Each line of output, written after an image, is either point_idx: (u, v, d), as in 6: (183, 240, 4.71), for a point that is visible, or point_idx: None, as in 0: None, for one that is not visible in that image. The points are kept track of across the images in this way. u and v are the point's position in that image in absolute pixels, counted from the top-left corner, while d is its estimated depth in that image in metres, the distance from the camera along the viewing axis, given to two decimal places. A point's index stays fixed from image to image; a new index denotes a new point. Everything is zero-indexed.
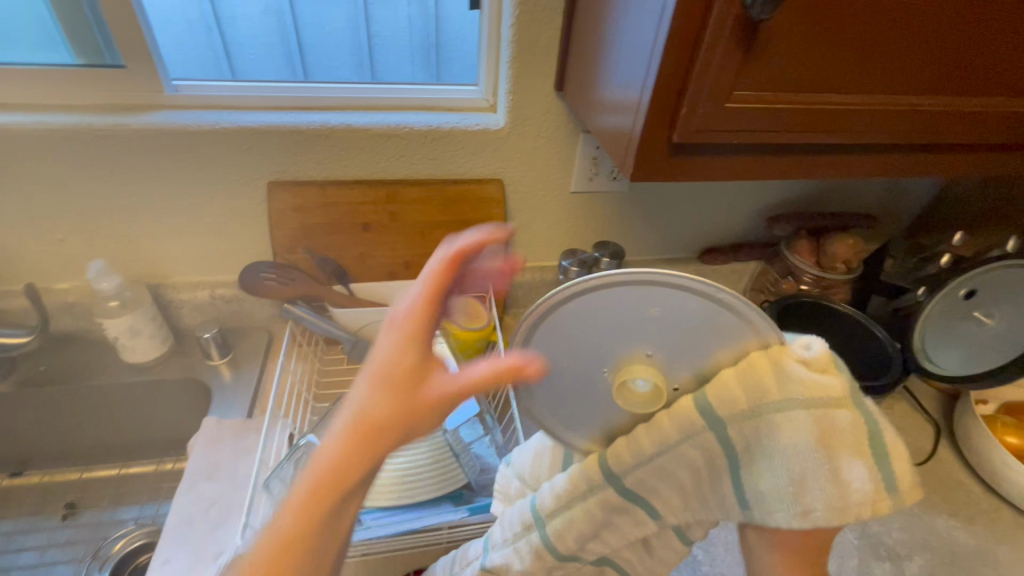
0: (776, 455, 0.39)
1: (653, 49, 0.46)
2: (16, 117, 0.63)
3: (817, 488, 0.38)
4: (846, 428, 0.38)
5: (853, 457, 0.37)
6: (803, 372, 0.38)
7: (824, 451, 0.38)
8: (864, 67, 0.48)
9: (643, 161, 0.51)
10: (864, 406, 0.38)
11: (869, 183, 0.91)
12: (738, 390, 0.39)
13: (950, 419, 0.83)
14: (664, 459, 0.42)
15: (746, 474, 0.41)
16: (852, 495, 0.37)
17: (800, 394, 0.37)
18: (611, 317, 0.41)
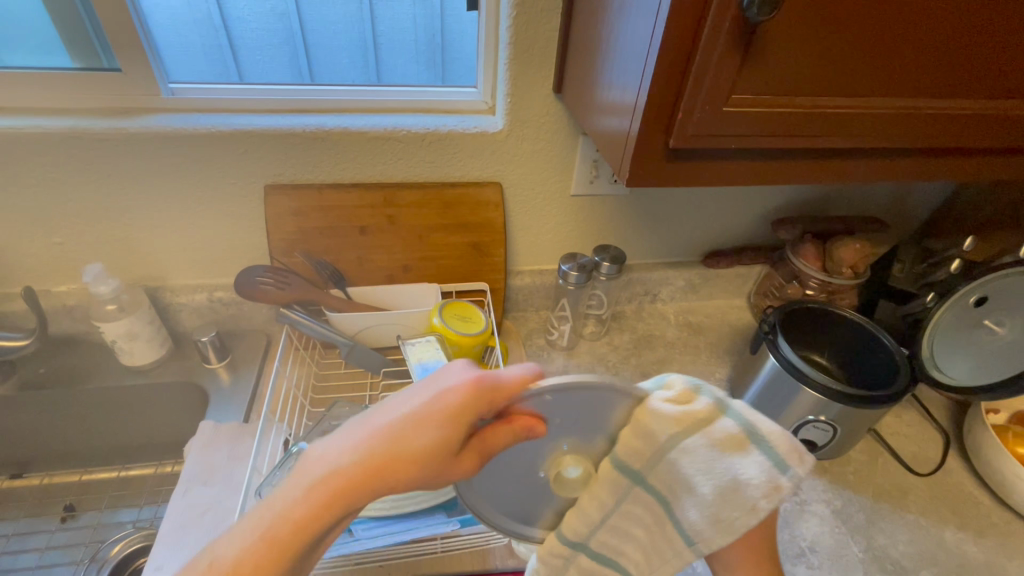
0: (694, 491, 0.42)
1: (647, 52, 0.45)
2: (13, 121, 0.63)
3: (726, 499, 0.41)
4: (726, 440, 0.40)
5: (741, 464, 0.40)
6: (665, 413, 0.40)
7: (743, 467, 0.40)
8: (868, 71, 0.47)
9: (640, 166, 0.50)
10: (730, 411, 0.41)
11: (877, 186, 0.89)
12: (641, 448, 0.41)
13: (960, 428, 0.81)
14: (614, 519, 0.46)
15: (680, 517, 0.45)
16: (755, 496, 0.40)
17: (671, 429, 0.40)
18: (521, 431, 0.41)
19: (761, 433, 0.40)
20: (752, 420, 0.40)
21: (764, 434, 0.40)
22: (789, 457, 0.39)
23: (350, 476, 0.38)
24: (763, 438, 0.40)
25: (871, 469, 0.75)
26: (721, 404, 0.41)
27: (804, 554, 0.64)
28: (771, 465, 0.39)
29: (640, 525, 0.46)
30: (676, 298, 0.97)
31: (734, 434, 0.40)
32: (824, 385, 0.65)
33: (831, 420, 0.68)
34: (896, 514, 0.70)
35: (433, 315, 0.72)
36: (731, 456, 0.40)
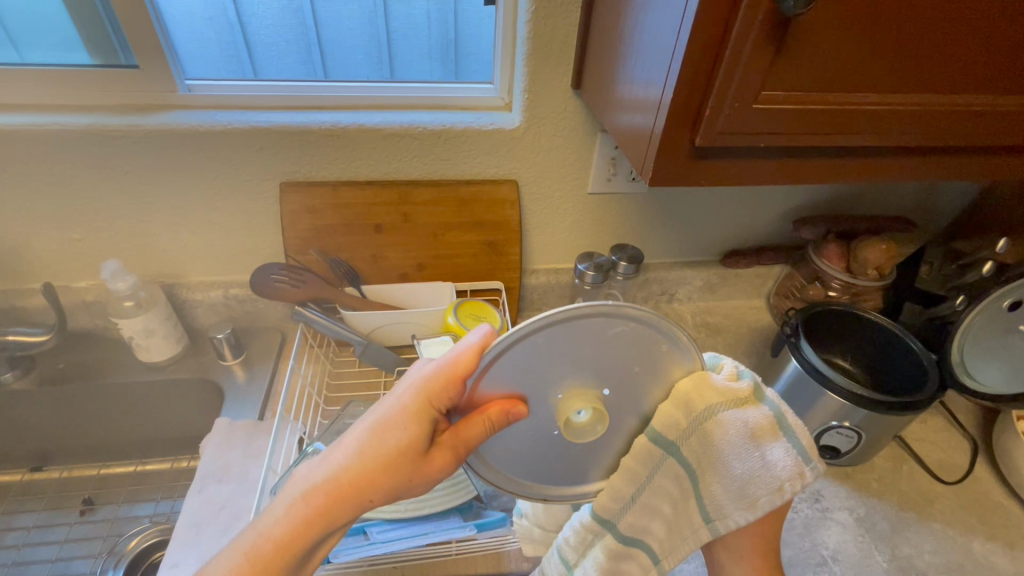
0: (727, 468, 0.45)
1: (675, 47, 0.44)
2: (32, 117, 0.63)
3: (758, 482, 0.44)
4: (763, 422, 0.44)
5: (773, 447, 0.44)
6: (719, 387, 0.42)
7: (773, 451, 0.44)
8: (906, 66, 0.45)
9: (663, 165, 0.49)
10: (766, 398, 0.45)
11: (904, 185, 0.86)
12: (678, 417, 0.42)
13: (988, 435, 0.79)
14: (646, 496, 0.46)
15: (705, 494, 0.47)
16: (780, 477, 0.44)
17: (719, 400, 0.42)
18: (547, 358, 0.38)
19: (792, 423, 0.44)
20: (784, 410, 0.45)
21: (795, 426, 0.44)
22: (813, 451, 0.44)
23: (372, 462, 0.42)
24: (794, 430, 0.44)
25: (895, 476, 0.73)
26: (758, 388, 0.45)
27: (826, 563, 0.63)
28: (798, 455, 0.44)
29: (668, 500, 0.47)
30: (694, 298, 0.95)
31: (771, 419, 0.44)
32: (850, 390, 0.63)
33: (856, 426, 0.66)
34: (922, 523, 0.68)
35: (449, 314, 0.72)
36: (768, 440, 0.44)
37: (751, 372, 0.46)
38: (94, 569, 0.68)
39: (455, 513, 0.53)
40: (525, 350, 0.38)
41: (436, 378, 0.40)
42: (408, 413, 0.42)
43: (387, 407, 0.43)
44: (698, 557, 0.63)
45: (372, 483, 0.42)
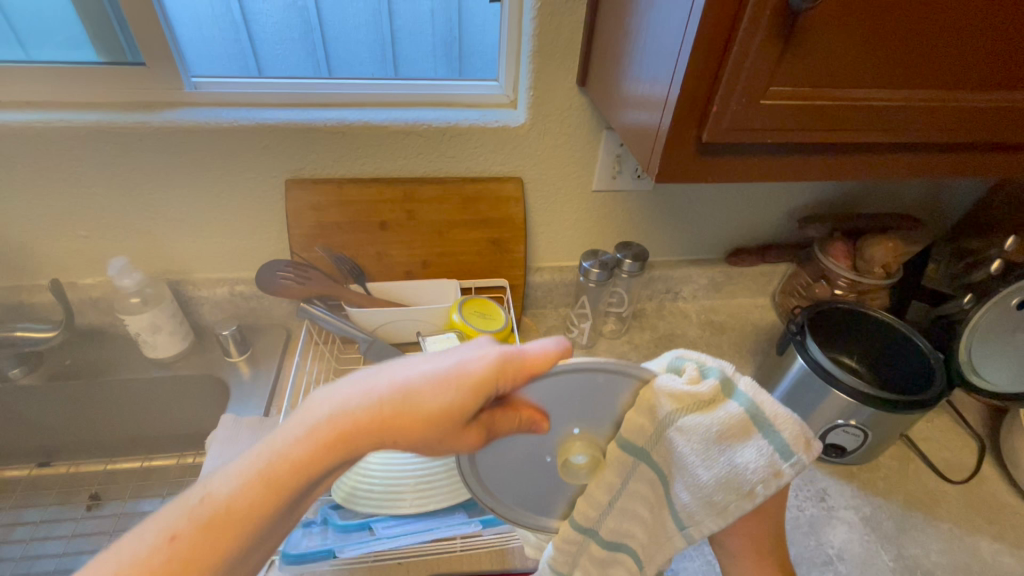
0: (692, 474, 0.41)
1: (681, 43, 0.43)
2: (40, 114, 0.63)
3: (727, 486, 0.40)
4: (728, 424, 0.39)
5: (739, 450, 0.39)
6: (666, 391, 0.40)
7: (744, 453, 0.39)
8: (916, 61, 0.44)
9: (669, 162, 0.48)
10: (736, 393, 0.40)
11: (911, 183, 0.85)
12: (644, 423, 0.41)
13: (995, 434, 0.78)
14: (623, 500, 0.45)
15: (676, 499, 0.43)
16: (749, 481, 0.39)
17: (676, 404, 0.39)
18: (566, 395, 0.42)
19: (767, 416, 0.39)
20: (759, 403, 0.39)
21: (772, 419, 0.39)
22: (796, 445, 0.38)
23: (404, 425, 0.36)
24: (769, 425, 0.39)
25: (901, 475, 0.73)
26: (727, 382, 0.40)
27: (831, 562, 0.63)
28: (774, 453, 0.38)
29: (644, 503, 0.45)
30: (698, 296, 0.95)
31: (738, 419, 0.39)
32: (856, 389, 0.63)
33: (862, 425, 0.66)
34: (928, 522, 0.68)
35: (453, 311, 0.72)
36: (737, 441, 0.39)
37: (722, 366, 0.41)
38: None
39: (460, 510, 0.53)
40: (553, 383, 0.41)
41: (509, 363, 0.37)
42: (466, 382, 0.37)
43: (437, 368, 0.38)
44: (703, 556, 0.63)
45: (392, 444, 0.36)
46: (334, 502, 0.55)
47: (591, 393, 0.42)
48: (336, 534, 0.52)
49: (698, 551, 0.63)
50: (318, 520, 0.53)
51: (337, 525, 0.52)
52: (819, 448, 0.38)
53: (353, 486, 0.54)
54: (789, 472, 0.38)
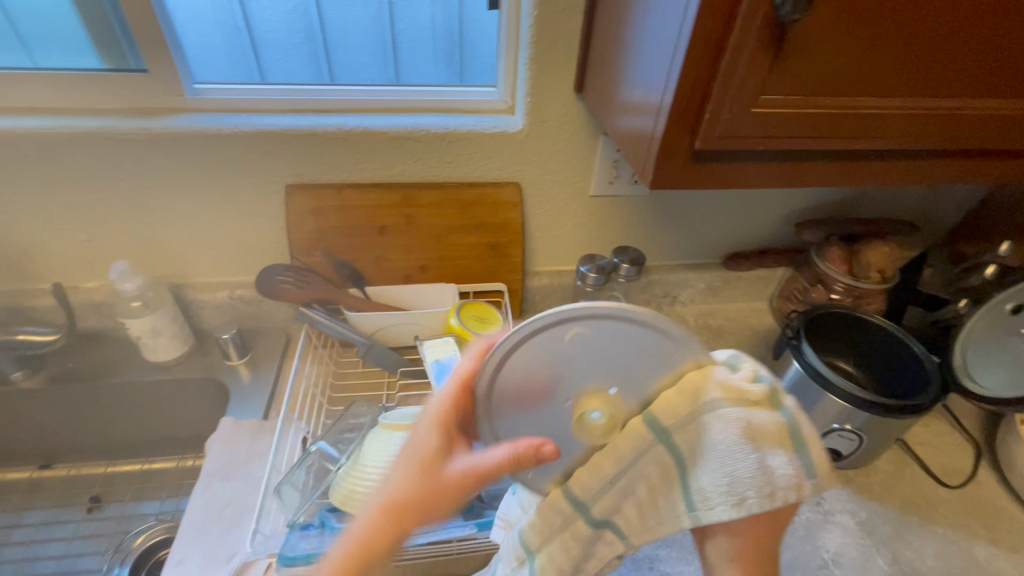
0: (720, 460, 0.42)
1: (674, 52, 0.44)
2: (44, 120, 0.64)
3: (755, 482, 0.42)
4: (765, 425, 0.42)
5: (770, 452, 0.42)
6: (721, 381, 0.42)
7: (775, 456, 0.42)
8: (905, 71, 0.45)
9: (664, 168, 0.49)
10: (781, 406, 0.44)
11: (907, 188, 0.86)
12: (681, 404, 0.42)
13: (992, 439, 0.78)
14: (617, 491, 0.44)
15: (692, 483, 0.44)
16: (773, 480, 0.42)
17: (723, 397, 0.42)
18: (589, 346, 0.42)
19: (800, 433, 0.43)
20: (798, 420, 0.43)
21: (802, 438, 0.43)
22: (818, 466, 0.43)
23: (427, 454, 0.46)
24: (801, 442, 0.43)
25: (897, 479, 0.73)
26: (774, 396, 0.44)
27: (827, 566, 0.63)
28: (799, 467, 0.43)
29: (633, 502, 0.45)
30: (696, 300, 0.95)
31: (777, 425, 0.43)
32: (851, 393, 0.63)
33: (857, 430, 0.66)
34: (924, 526, 0.68)
35: (452, 315, 0.72)
36: (771, 445, 0.43)
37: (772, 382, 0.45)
38: (101, 566, 0.69)
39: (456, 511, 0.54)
40: (578, 332, 0.42)
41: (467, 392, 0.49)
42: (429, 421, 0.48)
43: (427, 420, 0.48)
44: (699, 559, 0.63)
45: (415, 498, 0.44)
46: (331, 504, 0.55)
47: (616, 342, 0.42)
48: (333, 536, 0.52)
49: (694, 555, 0.63)
50: (316, 523, 0.53)
51: (333, 527, 0.53)
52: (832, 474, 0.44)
53: (349, 489, 0.54)
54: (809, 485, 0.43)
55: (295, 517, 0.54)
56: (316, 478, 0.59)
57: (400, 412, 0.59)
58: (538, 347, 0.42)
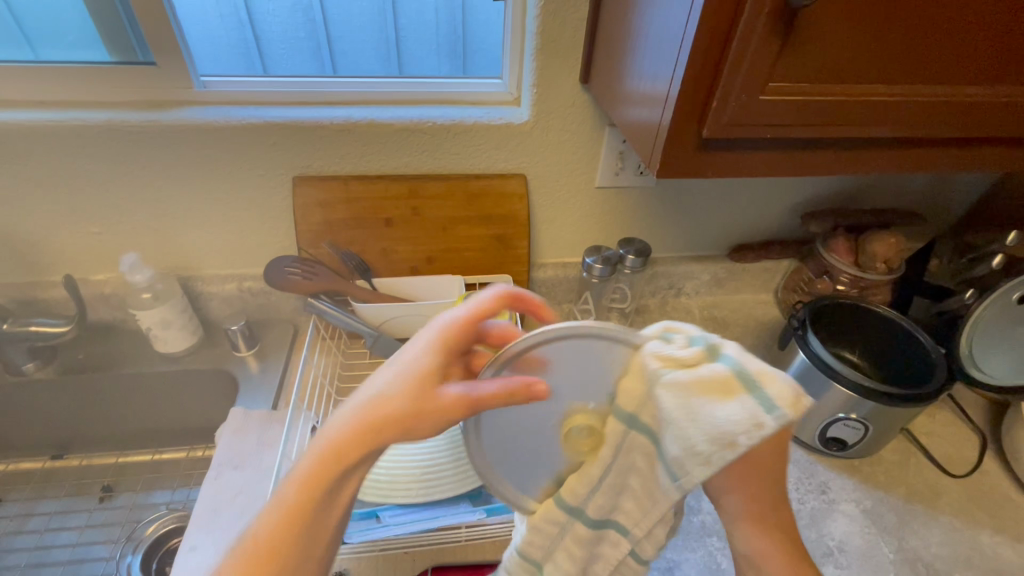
0: (679, 426, 0.38)
1: (681, 40, 0.44)
2: (54, 113, 0.65)
3: (717, 442, 0.37)
4: (704, 376, 0.37)
5: (717, 407, 0.36)
6: (655, 351, 0.39)
7: (725, 410, 0.36)
8: (913, 58, 0.45)
9: (671, 157, 0.49)
10: (722, 355, 0.38)
11: (913, 178, 0.86)
12: (637, 391, 0.40)
13: (998, 429, 0.78)
14: (612, 479, 0.44)
15: (667, 452, 0.40)
16: (728, 434, 0.36)
17: (658, 365, 0.38)
18: (565, 364, 0.42)
19: (755, 374, 0.36)
20: (747, 364, 0.37)
21: (759, 376, 0.36)
22: (783, 400, 0.35)
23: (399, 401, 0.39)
24: (755, 381, 0.36)
25: (902, 469, 0.73)
26: (714, 349, 0.38)
27: (832, 554, 0.63)
28: (758, 409, 0.36)
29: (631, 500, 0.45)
30: (701, 292, 0.95)
31: (721, 376, 0.37)
32: (857, 382, 0.63)
33: (863, 419, 0.66)
34: (929, 515, 0.68)
35: (458, 306, 0.73)
36: (716, 398, 0.37)
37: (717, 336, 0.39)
38: (114, 553, 0.70)
39: (466, 499, 0.54)
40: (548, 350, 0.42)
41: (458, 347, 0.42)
42: (435, 352, 0.41)
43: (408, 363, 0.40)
44: (705, 547, 0.63)
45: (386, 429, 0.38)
46: None
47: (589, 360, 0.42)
48: None
49: (700, 542, 0.64)
50: None
51: None
52: (809, 404, 0.36)
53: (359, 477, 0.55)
54: (773, 424, 0.35)
55: None
56: None
57: None
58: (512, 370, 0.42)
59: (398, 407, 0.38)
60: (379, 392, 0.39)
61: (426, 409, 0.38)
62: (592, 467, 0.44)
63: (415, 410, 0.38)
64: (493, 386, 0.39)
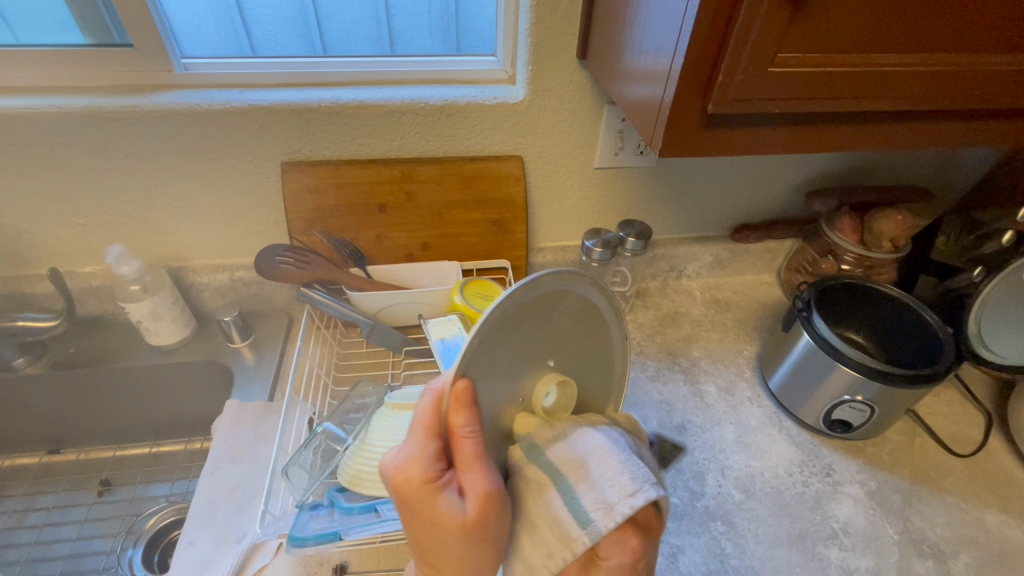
0: (585, 478, 0.39)
1: (684, 10, 0.42)
2: (30, 100, 0.62)
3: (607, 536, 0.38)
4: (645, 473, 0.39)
5: (563, 501, 0.38)
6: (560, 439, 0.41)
7: (600, 491, 0.38)
8: (927, 25, 0.43)
9: (673, 134, 0.47)
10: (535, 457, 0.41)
11: (921, 153, 0.83)
12: (571, 320, 0.44)
13: (1003, 408, 0.78)
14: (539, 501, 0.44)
15: (569, 487, 0.39)
16: (610, 505, 0.37)
17: (563, 301, 0.42)
18: (529, 333, 0.41)
19: (554, 457, 0.40)
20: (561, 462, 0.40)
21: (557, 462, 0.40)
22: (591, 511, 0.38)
23: (455, 544, 0.37)
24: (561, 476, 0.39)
25: (906, 449, 0.72)
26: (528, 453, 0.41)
27: (836, 536, 0.63)
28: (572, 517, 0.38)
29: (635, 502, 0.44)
30: (703, 274, 0.93)
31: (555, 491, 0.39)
32: (864, 363, 0.62)
33: (869, 401, 0.65)
34: (934, 495, 0.68)
35: (454, 293, 0.71)
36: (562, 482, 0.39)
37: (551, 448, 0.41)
38: (114, 548, 0.70)
39: None
40: (501, 334, 0.38)
41: (428, 463, 0.37)
42: (428, 498, 0.37)
43: (434, 530, 0.37)
44: (708, 532, 0.62)
45: (476, 556, 0.38)
46: (339, 485, 0.54)
47: (559, 308, 0.42)
48: (342, 517, 0.51)
49: (704, 527, 0.63)
50: (325, 503, 0.53)
51: (342, 506, 0.52)
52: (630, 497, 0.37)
53: (356, 470, 0.52)
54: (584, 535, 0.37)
55: (303, 498, 0.53)
56: (324, 459, 0.58)
57: (408, 392, 0.58)
58: (477, 357, 0.37)
59: (491, 549, 0.39)
60: (445, 560, 0.38)
61: (491, 523, 0.38)
62: (539, 391, 0.43)
63: (486, 531, 0.37)
64: (475, 461, 0.37)
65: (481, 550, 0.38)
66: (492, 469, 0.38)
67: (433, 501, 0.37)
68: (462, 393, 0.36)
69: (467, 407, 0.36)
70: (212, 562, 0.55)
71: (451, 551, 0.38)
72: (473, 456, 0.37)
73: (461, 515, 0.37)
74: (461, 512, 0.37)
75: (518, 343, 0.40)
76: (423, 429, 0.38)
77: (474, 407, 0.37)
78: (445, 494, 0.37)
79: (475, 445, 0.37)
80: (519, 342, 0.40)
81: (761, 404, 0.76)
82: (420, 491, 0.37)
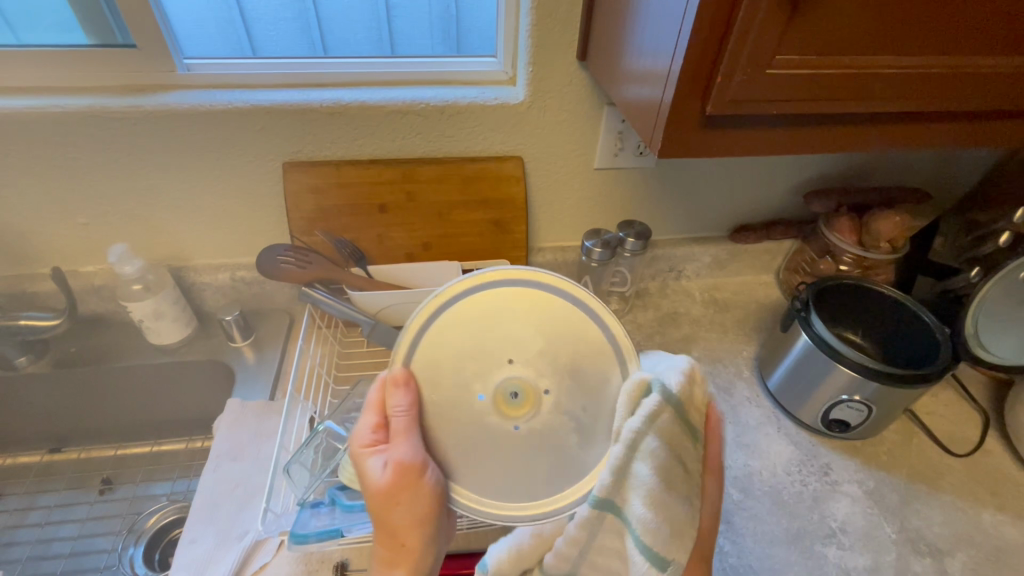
0: (672, 456, 0.41)
1: (684, 12, 0.42)
2: (33, 100, 0.62)
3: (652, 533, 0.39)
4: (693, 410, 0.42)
5: (666, 488, 0.40)
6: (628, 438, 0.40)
7: (685, 450, 0.42)
8: (924, 27, 0.43)
9: (672, 135, 0.47)
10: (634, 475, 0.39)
11: (919, 154, 0.84)
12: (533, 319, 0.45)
13: (1001, 408, 0.78)
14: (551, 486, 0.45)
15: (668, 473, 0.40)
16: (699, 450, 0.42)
17: (513, 302, 0.46)
18: (477, 333, 0.45)
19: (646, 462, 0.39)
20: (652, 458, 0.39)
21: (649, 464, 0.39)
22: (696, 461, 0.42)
23: (378, 503, 0.44)
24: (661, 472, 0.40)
25: (904, 449, 0.73)
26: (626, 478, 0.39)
27: (834, 535, 0.63)
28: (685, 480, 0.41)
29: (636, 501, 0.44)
30: (702, 274, 0.94)
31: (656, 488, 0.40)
32: (862, 363, 0.63)
33: (866, 401, 0.65)
34: (931, 494, 0.68)
35: None
36: (658, 476, 0.40)
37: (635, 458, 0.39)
38: (115, 546, 0.70)
39: None
40: (441, 334, 0.45)
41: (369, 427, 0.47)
42: (363, 455, 0.46)
43: (365, 486, 0.45)
44: None
45: (398, 521, 0.43)
46: (340, 483, 0.55)
47: (509, 310, 0.46)
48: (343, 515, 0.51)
49: None
50: (326, 502, 0.53)
51: (343, 504, 0.52)
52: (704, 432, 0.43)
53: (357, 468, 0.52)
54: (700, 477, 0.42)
55: (305, 495, 0.53)
56: (325, 457, 0.58)
57: None
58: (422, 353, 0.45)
59: (412, 518, 0.43)
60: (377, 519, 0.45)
61: (409, 492, 0.43)
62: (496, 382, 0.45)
63: (397, 501, 0.43)
64: (399, 434, 0.43)
65: (401, 516, 0.43)
66: (417, 443, 0.43)
67: (366, 460, 0.45)
68: (398, 374, 0.44)
69: (402, 384, 0.44)
70: (214, 559, 0.55)
71: (375, 508, 0.44)
72: (399, 429, 0.43)
73: (380, 475, 0.44)
74: (381, 473, 0.44)
75: (465, 342, 0.45)
76: (373, 402, 0.48)
77: (410, 387, 0.44)
78: (373, 456, 0.45)
79: (402, 418, 0.43)
80: (466, 341, 0.45)
81: (760, 404, 0.76)
82: (360, 448, 0.46)
